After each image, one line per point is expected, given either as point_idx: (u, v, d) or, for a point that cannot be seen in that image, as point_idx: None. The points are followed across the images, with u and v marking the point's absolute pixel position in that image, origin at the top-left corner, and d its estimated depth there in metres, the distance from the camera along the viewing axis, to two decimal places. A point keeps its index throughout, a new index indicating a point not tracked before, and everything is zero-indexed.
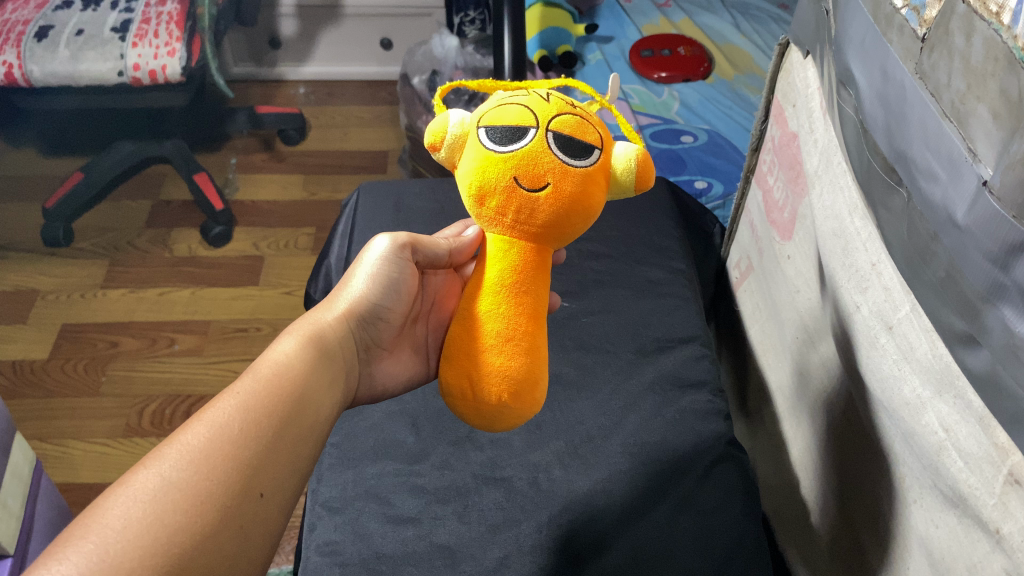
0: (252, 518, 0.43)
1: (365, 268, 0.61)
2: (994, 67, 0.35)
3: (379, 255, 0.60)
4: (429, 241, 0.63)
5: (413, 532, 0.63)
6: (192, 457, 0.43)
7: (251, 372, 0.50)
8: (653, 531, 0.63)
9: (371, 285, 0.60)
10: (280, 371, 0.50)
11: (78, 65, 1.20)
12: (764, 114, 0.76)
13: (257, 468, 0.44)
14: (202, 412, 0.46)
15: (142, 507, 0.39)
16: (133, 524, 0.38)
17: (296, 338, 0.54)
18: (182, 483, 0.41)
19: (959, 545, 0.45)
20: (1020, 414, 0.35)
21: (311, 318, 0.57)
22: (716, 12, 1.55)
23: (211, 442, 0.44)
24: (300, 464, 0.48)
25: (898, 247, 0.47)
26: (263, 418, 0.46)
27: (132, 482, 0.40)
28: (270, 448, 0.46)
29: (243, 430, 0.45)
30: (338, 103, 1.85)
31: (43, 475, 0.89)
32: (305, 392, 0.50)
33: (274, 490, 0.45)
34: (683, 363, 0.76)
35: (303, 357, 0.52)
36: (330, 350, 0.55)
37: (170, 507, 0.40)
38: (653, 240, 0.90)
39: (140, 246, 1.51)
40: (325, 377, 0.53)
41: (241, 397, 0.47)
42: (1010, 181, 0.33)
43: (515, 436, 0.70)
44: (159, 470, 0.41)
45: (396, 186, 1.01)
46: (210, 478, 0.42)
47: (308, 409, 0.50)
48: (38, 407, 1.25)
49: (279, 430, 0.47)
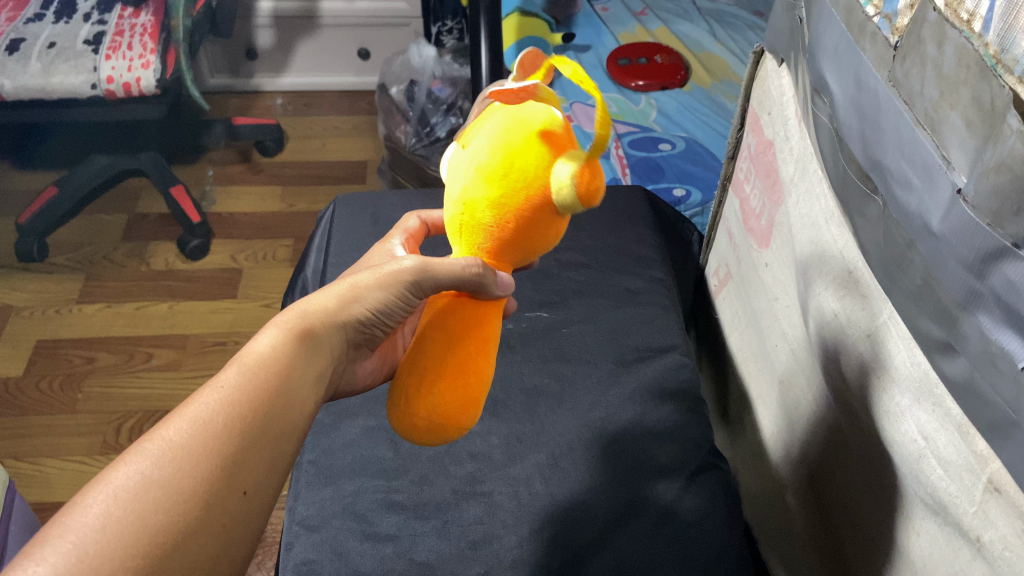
0: (235, 520, 0.37)
1: (378, 273, 0.52)
2: (966, 75, 0.35)
3: (392, 273, 0.52)
4: (448, 274, 0.50)
5: (392, 550, 0.61)
6: (175, 453, 0.37)
7: (237, 361, 0.43)
8: (634, 544, 0.62)
9: (375, 281, 0.52)
10: (267, 365, 0.43)
11: (50, 79, 1.17)
12: (741, 122, 0.77)
13: (242, 462, 0.39)
14: (185, 405, 0.39)
15: (120, 506, 0.34)
16: (110, 525, 0.33)
17: (277, 325, 0.46)
18: (164, 480, 0.36)
19: (942, 554, 0.45)
20: (999, 422, 0.35)
21: (312, 307, 0.49)
22: (693, 20, 1.56)
23: (195, 438, 0.38)
24: (282, 464, 0.42)
25: (873, 253, 0.47)
26: (250, 414, 0.40)
27: (107, 478, 0.35)
28: (257, 446, 0.40)
29: (228, 426, 0.39)
30: (315, 113, 1.83)
31: (18, 496, 0.86)
32: (293, 389, 0.44)
33: (258, 489, 0.39)
34: (662, 373, 0.75)
35: (299, 356, 0.45)
36: (321, 342, 0.48)
37: (151, 507, 0.34)
38: (632, 249, 0.90)
39: (116, 260, 1.48)
40: (319, 377, 0.46)
41: (226, 390, 0.41)
42: (984, 188, 0.33)
43: (496, 450, 0.69)
44: (139, 466, 0.36)
45: (372, 197, 1.00)
46: (195, 475, 0.36)
47: (294, 404, 0.43)
48: (12, 427, 1.21)
49: (264, 426, 0.41)
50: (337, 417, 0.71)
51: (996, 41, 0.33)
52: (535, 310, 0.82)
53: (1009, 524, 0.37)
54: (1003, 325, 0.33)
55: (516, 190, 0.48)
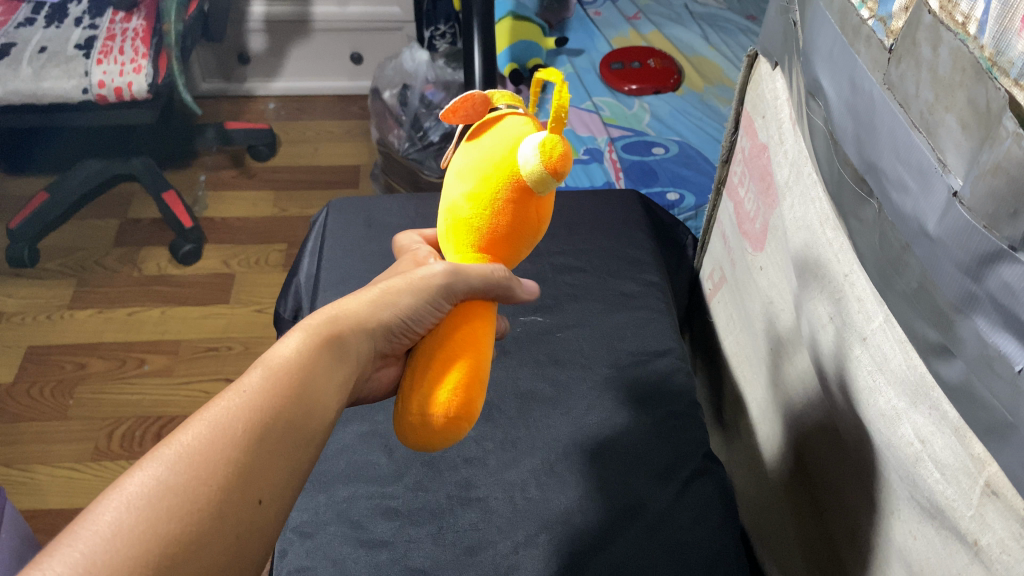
0: (248, 531, 0.35)
1: (409, 282, 0.50)
2: (962, 77, 0.35)
3: (427, 281, 0.49)
4: (480, 276, 0.50)
5: (386, 556, 0.60)
6: (192, 459, 0.35)
7: (260, 364, 0.41)
8: (628, 551, 0.61)
9: (406, 286, 0.49)
10: (290, 369, 0.41)
11: (41, 83, 1.16)
12: (735, 126, 0.76)
13: (257, 470, 0.37)
14: (204, 408, 0.38)
15: (132, 513, 0.32)
16: (123, 533, 0.31)
17: (302, 329, 0.44)
18: (179, 488, 0.34)
19: (939, 558, 0.44)
20: (995, 426, 0.34)
21: (337, 313, 0.47)
22: (685, 24, 1.57)
23: (212, 444, 0.36)
24: (299, 474, 0.39)
25: (869, 256, 0.47)
26: (269, 421, 0.38)
27: (121, 483, 0.33)
28: (273, 456, 0.38)
29: (248, 432, 0.37)
30: (308, 118, 1.83)
31: (10, 504, 0.85)
32: (313, 396, 0.41)
33: (274, 500, 0.37)
34: (658, 377, 0.75)
35: (319, 364, 0.43)
36: (348, 348, 0.45)
37: (164, 515, 0.33)
38: (626, 253, 0.90)
39: (107, 265, 1.46)
40: (342, 381, 0.44)
41: (248, 395, 0.39)
42: (980, 191, 0.33)
43: (490, 455, 0.68)
44: (152, 472, 0.34)
45: (364, 202, 0.99)
46: (209, 483, 0.34)
47: (315, 411, 0.41)
48: (4, 434, 1.20)
49: (283, 435, 0.39)
50: None
51: (990, 43, 0.33)
52: (529, 315, 0.81)
53: (1006, 528, 0.37)
54: (1000, 328, 0.33)
55: (488, 182, 0.49)
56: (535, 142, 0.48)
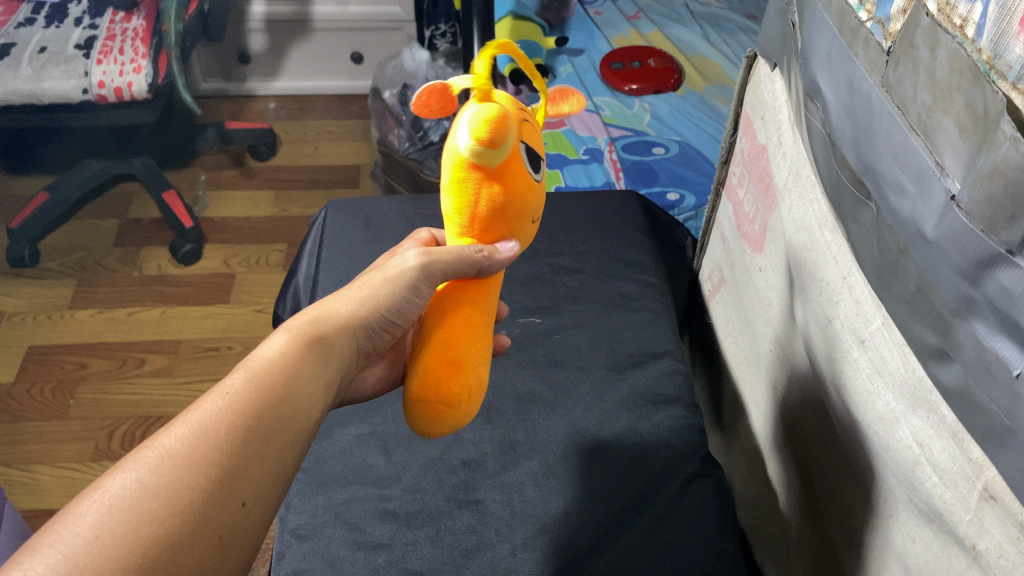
0: (233, 532, 0.35)
1: (384, 274, 0.50)
2: (960, 80, 0.34)
3: (399, 271, 0.50)
4: (452, 256, 0.51)
5: (385, 559, 0.60)
6: (176, 460, 0.35)
7: (244, 365, 0.41)
8: (626, 553, 0.61)
9: (384, 281, 0.50)
10: (276, 371, 0.41)
11: (42, 83, 1.16)
12: (734, 126, 0.76)
13: (243, 471, 0.37)
14: (188, 410, 0.38)
15: (114, 515, 0.32)
16: (105, 535, 0.31)
17: (288, 330, 0.44)
18: (162, 490, 0.34)
19: (937, 561, 0.44)
20: (994, 430, 0.34)
21: (319, 312, 0.47)
22: (685, 23, 1.57)
23: (197, 446, 0.36)
24: (285, 475, 0.39)
25: (867, 258, 0.46)
26: (253, 422, 0.38)
27: (103, 485, 0.33)
28: (258, 457, 0.38)
29: (232, 434, 0.37)
30: (309, 118, 1.82)
31: (9, 504, 0.85)
32: (299, 398, 0.41)
33: (259, 502, 0.37)
34: (657, 379, 0.75)
35: (307, 366, 0.43)
36: (331, 348, 0.45)
37: (147, 517, 0.32)
38: (625, 254, 0.90)
39: (108, 265, 1.46)
40: (324, 382, 0.44)
41: (232, 397, 0.39)
42: (977, 195, 0.33)
43: (489, 457, 0.68)
44: (136, 474, 0.34)
45: (363, 203, 0.99)
46: (193, 486, 0.34)
47: (302, 412, 0.41)
48: (4, 434, 1.20)
49: (268, 437, 0.39)
50: (328, 425, 0.70)
51: (988, 46, 0.33)
52: (528, 316, 0.81)
53: (1004, 532, 0.37)
54: (998, 333, 0.33)
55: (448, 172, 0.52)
56: (469, 122, 0.50)
